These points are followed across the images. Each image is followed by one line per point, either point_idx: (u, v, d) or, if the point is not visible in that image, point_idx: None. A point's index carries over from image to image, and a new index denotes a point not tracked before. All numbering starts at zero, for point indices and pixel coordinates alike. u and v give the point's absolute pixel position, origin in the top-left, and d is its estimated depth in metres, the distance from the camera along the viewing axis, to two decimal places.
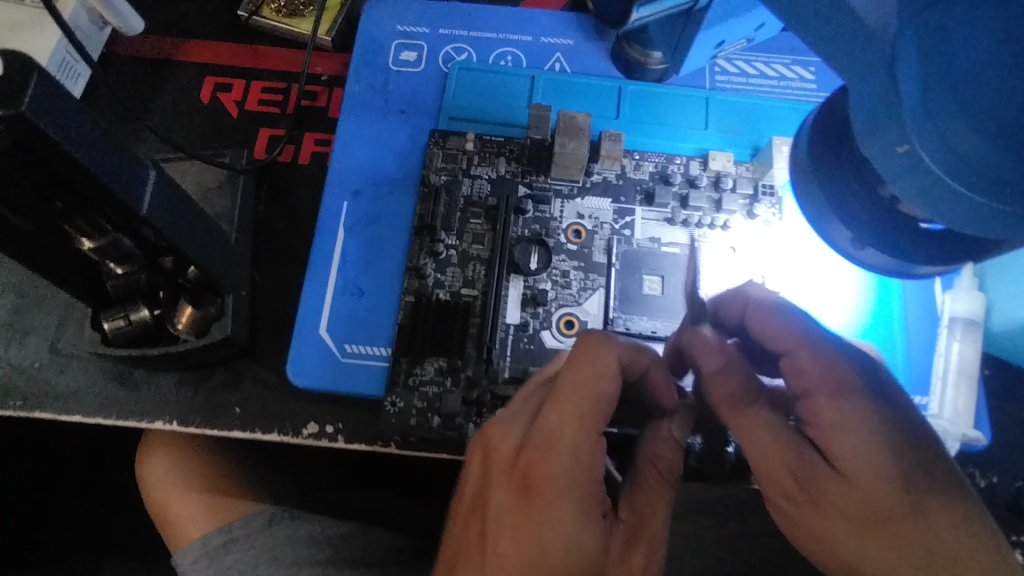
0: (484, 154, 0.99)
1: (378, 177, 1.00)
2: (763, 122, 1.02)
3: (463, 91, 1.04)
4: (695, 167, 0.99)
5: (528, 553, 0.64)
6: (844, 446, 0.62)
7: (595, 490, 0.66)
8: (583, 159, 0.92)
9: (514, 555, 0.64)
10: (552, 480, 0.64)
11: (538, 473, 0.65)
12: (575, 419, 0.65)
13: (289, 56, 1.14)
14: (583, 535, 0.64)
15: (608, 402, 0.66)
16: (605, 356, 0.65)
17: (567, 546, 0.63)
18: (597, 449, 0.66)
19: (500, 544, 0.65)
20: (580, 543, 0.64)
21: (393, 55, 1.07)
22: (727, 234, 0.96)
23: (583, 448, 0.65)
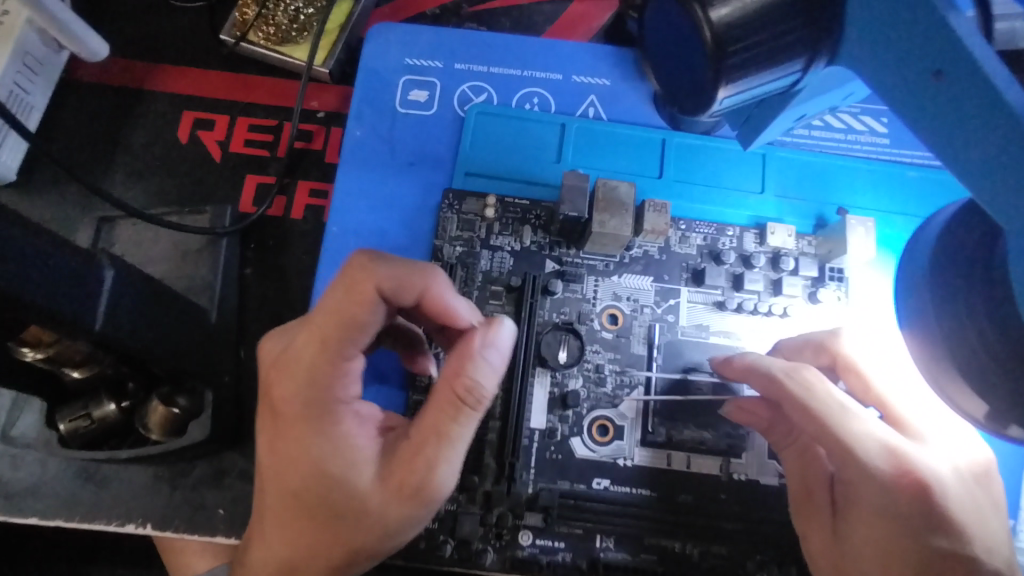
0: (506, 222, 0.84)
1: (382, 244, 0.87)
2: (830, 186, 0.88)
3: (482, 140, 0.90)
4: (751, 241, 0.84)
5: (278, 468, 0.58)
6: (863, 512, 0.60)
7: (343, 410, 0.59)
8: (623, 239, 0.78)
9: (272, 459, 0.58)
10: (311, 399, 0.57)
11: (277, 396, 0.58)
12: (323, 344, 0.57)
13: (281, 88, 0.99)
14: (360, 438, 0.59)
15: (371, 331, 0.58)
16: (365, 283, 0.56)
17: (330, 459, 0.57)
18: (349, 367, 0.58)
19: (260, 458, 0.59)
20: (350, 447, 0.58)
21: (401, 94, 0.93)
22: (787, 324, 0.82)
23: (434, 428, 0.57)
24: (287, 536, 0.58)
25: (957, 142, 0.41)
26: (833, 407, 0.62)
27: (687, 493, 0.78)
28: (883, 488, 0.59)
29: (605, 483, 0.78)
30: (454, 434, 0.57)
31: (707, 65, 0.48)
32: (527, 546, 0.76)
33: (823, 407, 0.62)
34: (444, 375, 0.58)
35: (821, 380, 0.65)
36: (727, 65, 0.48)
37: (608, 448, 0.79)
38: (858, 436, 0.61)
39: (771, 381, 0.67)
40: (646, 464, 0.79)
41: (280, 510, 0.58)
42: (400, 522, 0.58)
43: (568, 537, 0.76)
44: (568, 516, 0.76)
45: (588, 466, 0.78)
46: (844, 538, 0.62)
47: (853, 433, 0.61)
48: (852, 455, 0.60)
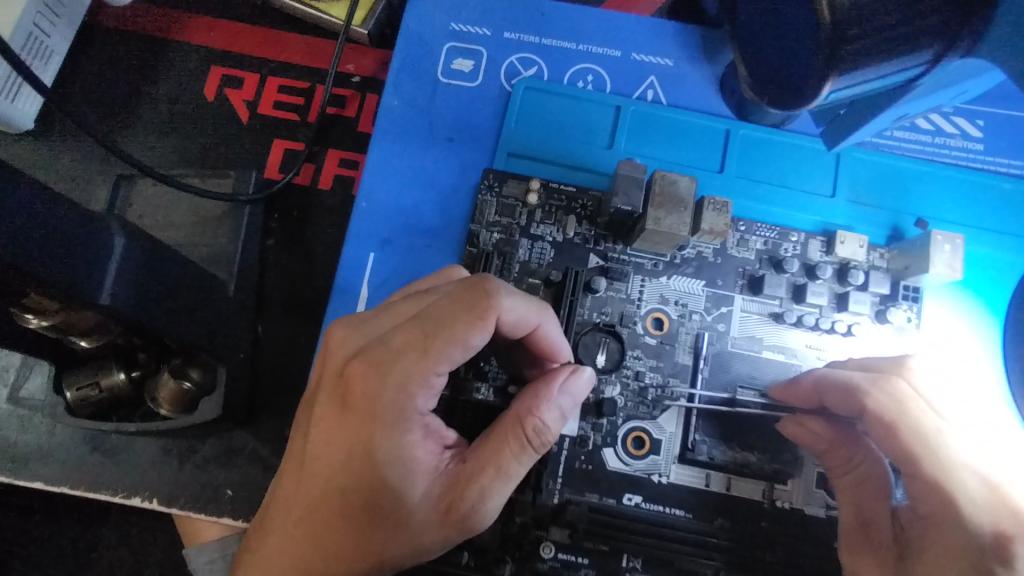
0: (549, 209, 0.78)
1: (413, 223, 0.81)
2: (906, 194, 0.80)
3: (528, 118, 0.82)
4: (815, 250, 0.77)
5: (329, 462, 0.55)
6: (937, 552, 0.54)
7: (416, 421, 0.56)
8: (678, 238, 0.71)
9: (327, 453, 0.55)
10: (389, 402, 0.54)
11: (354, 386, 0.55)
12: (421, 354, 0.54)
13: (316, 48, 0.93)
14: (421, 450, 0.56)
15: (470, 352, 0.55)
16: (485, 307, 0.54)
17: (387, 465, 0.55)
18: (436, 382, 0.55)
19: (313, 444, 0.56)
20: (409, 458, 0.55)
21: (444, 62, 0.85)
22: (850, 343, 0.75)
23: (494, 461, 0.56)
24: (318, 528, 0.55)
25: None
26: (925, 428, 0.57)
27: (725, 519, 0.71)
28: (967, 534, 0.53)
29: (636, 499, 0.71)
30: (513, 471, 0.57)
31: (815, 49, 0.42)
32: (548, 559, 0.70)
33: (911, 427, 0.58)
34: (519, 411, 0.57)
35: (913, 395, 0.60)
36: (841, 54, 0.41)
37: (643, 462, 0.72)
38: (951, 465, 0.55)
39: (849, 391, 0.62)
40: (682, 482, 0.72)
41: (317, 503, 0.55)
42: (435, 545, 0.56)
43: (592, 554, 0.70)
44: (596, 533, 0.69)
45: (619, 479, 0.72)
46: None
47: (945, 462, 0.55)
48: (937, 486, 0.55)
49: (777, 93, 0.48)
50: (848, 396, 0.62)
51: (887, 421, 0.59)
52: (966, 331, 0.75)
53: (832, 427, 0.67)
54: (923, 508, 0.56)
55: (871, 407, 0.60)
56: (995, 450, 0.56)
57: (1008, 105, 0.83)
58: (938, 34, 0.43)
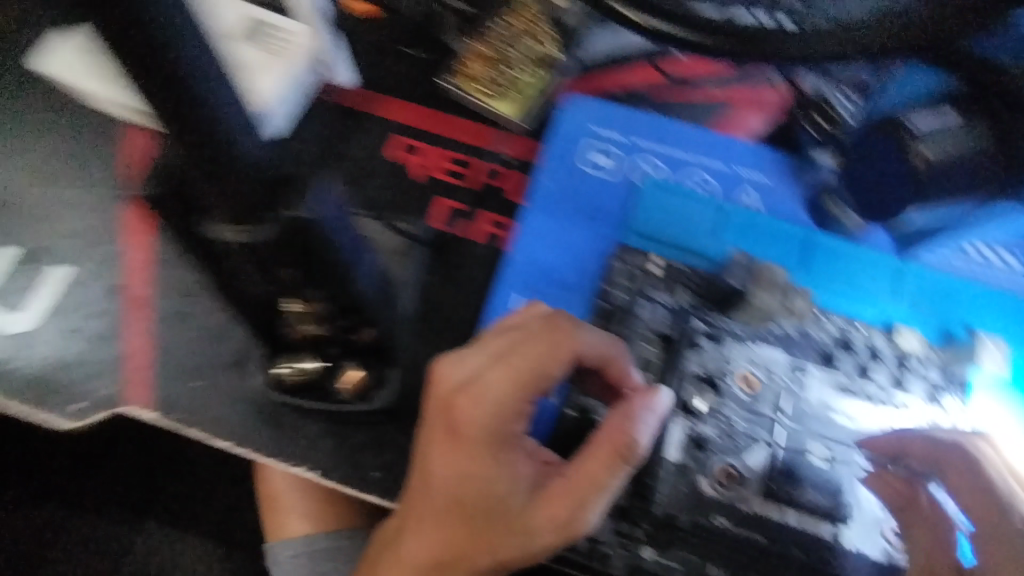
0: (666, 280, 0.98)
1: (555, 278, 1.01)
2: (957, 304, 0.98)
3: (652, 207, 1.04)
4: (879, 339, 0.95)
5: (447, 477, 0.76)
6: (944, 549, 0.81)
7: (515, 441, 0.78)
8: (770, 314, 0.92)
9: (449, 466, 0.76)
10: (495, 428, 0.77)
11: (463, 419, 0.77)
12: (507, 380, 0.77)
13: (480, 131, 1.12)
14: (523, 465, 0.77)
15: (553, 380, 0.79)
16: (558, 335, 0.79)
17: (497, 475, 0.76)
18: (526, 409, 0.78)
19: (434, 463, 0.77)
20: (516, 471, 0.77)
21: (588, 158, 1.09)
22: (908, 418, 0.91)
23: (598, 473, 0.75)
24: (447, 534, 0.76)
25: None
26: None
27: (797, 549, 0.86)
28: None
29: (724, 521, 0.86)
30: (607, 483, 0.75)
31: None
32: (648, 558, 0.86)
33: None
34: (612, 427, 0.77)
35: None
36: None
37: (731, 492, 0.87)
38: None
39: None
40: (763, 513, 0.86)
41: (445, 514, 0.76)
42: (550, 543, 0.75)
43: (684, 561, 0.86)
44: (689, 540, 0.86)
45: (710, 503, 0.87)
46: None
47: None
48: None
49: None
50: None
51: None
52: (1007, 420, 0.91)
53: None
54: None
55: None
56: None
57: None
58: None
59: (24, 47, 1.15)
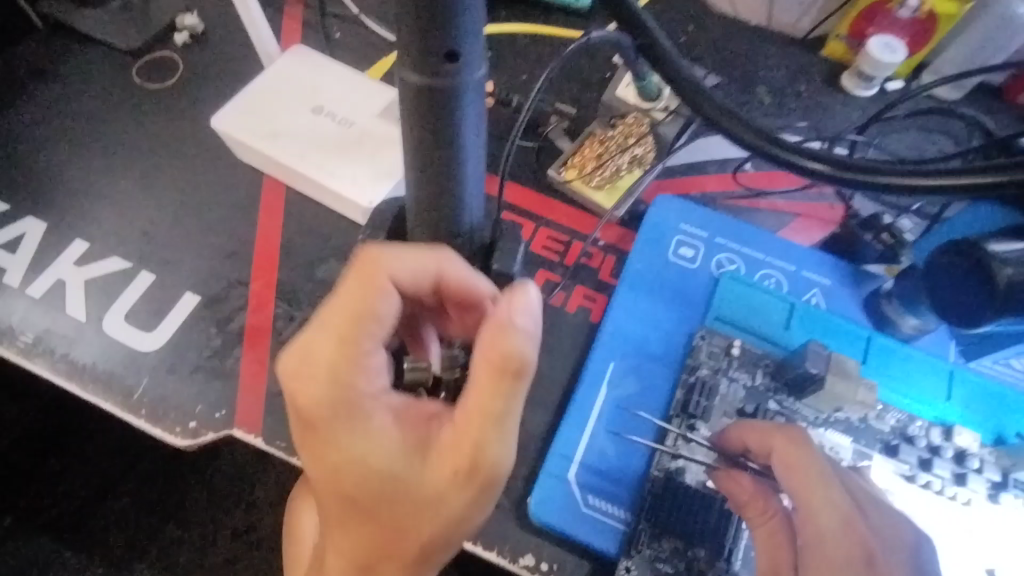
0: (745, 362, 1.10)
1: (643, 349, 1.13)
2: (1002, 410, 1.10)
3: (732, 298, 1.17)
4: (937, 435, 1.05)
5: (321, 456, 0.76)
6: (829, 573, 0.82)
7: (368, 399, 0.77)
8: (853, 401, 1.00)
9: (349, 440, 0.76)
10: (354, 398, 0.77)
11: (304, 397, 0.77)
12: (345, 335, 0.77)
13: (581, 218, 1.32)
14: (383, 424, 0.77)
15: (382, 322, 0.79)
16: (376, 277, 0.78)
17: (369, 456, 0.75)
18: (374, 358, 0.78)
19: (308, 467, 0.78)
20: (371, 437, 0.76)
21: (674, 247, 1.24)
22: (967, 512, 1.00)
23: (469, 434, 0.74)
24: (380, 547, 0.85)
25: None
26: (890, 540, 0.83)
27: None
28: None
29: None
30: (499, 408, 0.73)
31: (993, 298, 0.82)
32: None
33: None
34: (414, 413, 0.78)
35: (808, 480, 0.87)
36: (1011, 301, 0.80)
37: None
38: None
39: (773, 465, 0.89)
40: None
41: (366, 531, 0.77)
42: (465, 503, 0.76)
43: None
44: None
45: None
46: None
47: None
48: None
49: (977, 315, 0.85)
50: (814, 472, 0.87)
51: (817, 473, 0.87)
52: None
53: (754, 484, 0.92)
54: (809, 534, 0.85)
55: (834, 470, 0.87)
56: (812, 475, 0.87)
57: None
58: None
59: (162, 103, 1.33)
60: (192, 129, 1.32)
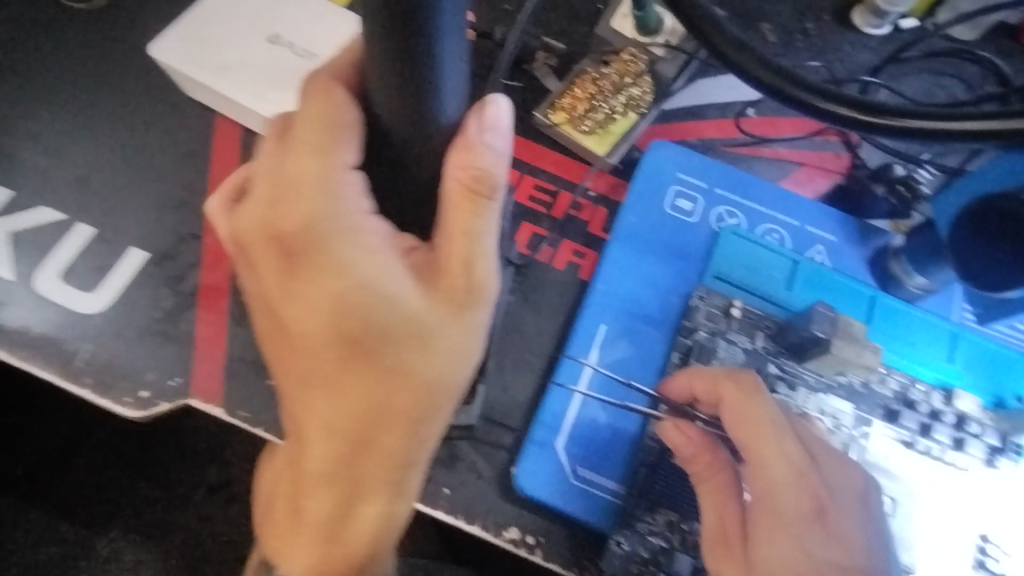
0: (744, 324, 1.03)
1: (637, 310, 1.05)
2: (1013, 374, 1.04)
3: (732, 254, 1.10)
4: (938, 400, 1.01)
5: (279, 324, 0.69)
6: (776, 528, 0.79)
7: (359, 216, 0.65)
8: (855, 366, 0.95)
9: (294, 312, 0.67)
10: (303, 189, 0.64)
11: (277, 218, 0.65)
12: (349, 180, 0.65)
13: (566, 164, 1.21)
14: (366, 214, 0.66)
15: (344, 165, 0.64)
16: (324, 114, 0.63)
17: (345, 271, 0.65)
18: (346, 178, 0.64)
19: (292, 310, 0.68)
20: (347, 250, 0.65)
21: (671, 200, 1.14)
22: (963, 477, 0.96)
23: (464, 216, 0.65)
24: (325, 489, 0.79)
25: None
26: (838, 483, 0.82)
27: None
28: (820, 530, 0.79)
29: None
30: (473, 224, 0.66)
31: None
32: None
33: None
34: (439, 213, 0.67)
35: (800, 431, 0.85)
36: None
37: None
38: None
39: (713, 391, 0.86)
40: None
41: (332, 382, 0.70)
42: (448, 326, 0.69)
43: None
44: None
45: None
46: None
47: None
48: None
49: None
50: (756, 417, 0.82)
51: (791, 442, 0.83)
52: None
53: (703, 436, 0.86)
54: (759, 497, 0.80)
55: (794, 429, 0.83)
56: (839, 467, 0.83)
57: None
58: None
59: (125, 48, 1.16)
60: (129, 59, 1.16)
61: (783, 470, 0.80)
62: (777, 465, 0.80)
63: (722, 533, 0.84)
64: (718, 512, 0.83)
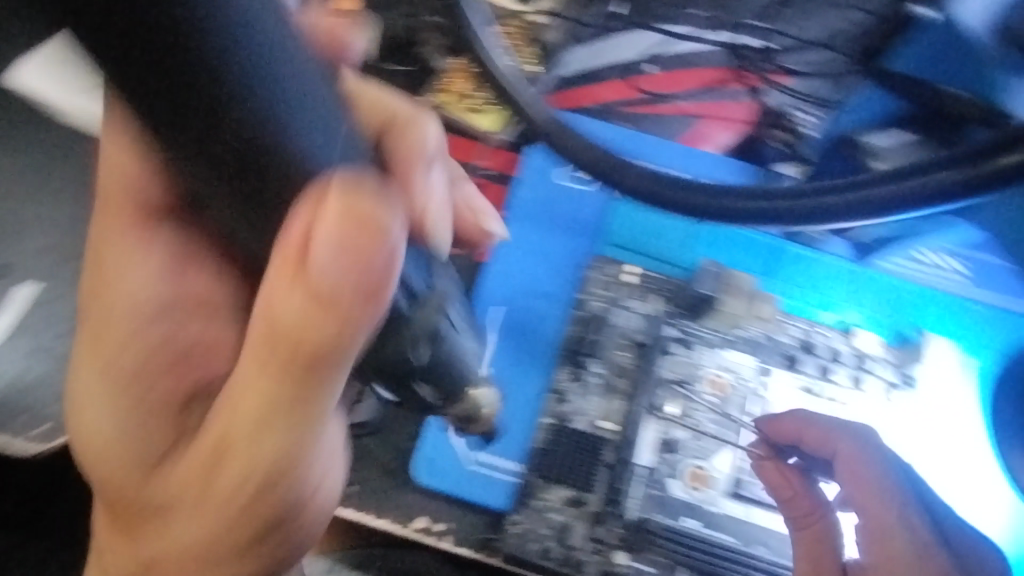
0: (640, 289, 1.02)
1: (534, 288, 1.04)
2: (920, 310, 1.02)
3: (627, 219, 1.07)
4: (839, 342, 1.01)
5: (103, 360, 0.64)
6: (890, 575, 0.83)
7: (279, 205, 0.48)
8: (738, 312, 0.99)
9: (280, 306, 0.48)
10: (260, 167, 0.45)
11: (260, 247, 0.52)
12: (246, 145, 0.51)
13: (460, 145, 1.16)
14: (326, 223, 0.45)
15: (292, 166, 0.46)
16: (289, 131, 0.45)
17: (317, 257, 0.46)
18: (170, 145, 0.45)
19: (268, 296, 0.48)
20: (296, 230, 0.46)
21: (565, 171, 1.13)
22: (862, 414, 0.98)
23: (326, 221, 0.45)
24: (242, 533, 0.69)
25: None
26: (852, 450, 0.89)
27: (761, 545, 0.91)
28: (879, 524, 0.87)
29: (693, 522, 0.91)
30: (369, 243, 0.45)
31: None
32: (621, 564, 0.88)
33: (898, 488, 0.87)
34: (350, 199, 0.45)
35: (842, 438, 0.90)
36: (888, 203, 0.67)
37: (700, 493, 0.92)
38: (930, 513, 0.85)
39: (811, 429, 0.91)
40: (729, 514, 0.92)
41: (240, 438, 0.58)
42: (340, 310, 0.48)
43: (656, 564, 0.89)
44: (659, 542, 0.89)
45: (682, 506, 0.91)
46: None
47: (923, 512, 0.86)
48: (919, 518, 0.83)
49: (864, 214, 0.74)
50: (824, 432, 0.91)
51: (851, 469, 0.89)
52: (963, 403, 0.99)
53: (797, 481, 0.91)
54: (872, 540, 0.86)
55: (841, 449, 0.89)
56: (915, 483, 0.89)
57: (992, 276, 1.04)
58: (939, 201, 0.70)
59: None
60: None
61: (886, 488, 0.87)
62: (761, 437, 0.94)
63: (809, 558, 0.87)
64: (810, 556, 0.87)
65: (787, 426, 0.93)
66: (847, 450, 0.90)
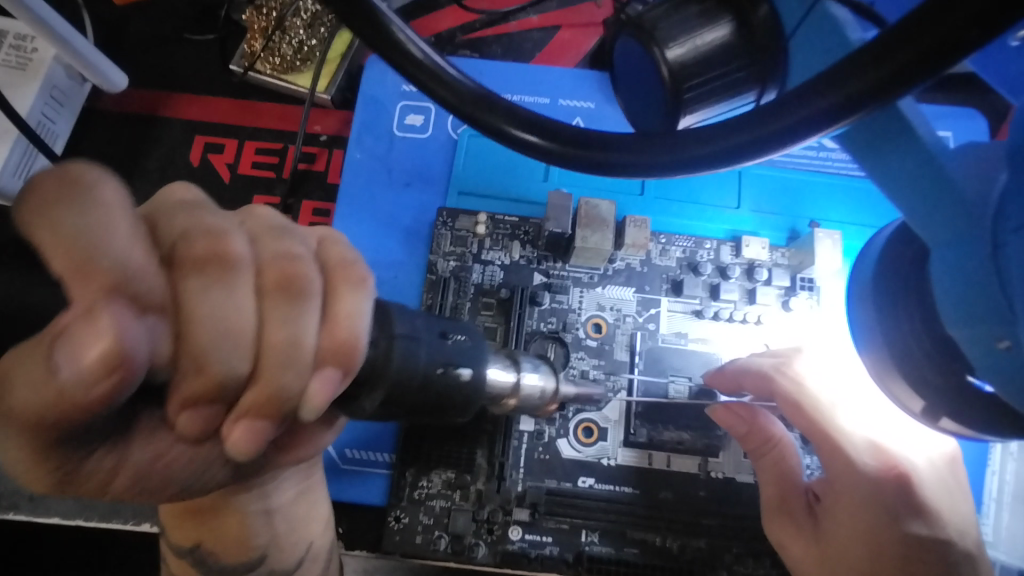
0: (497, 237, 0.91)
1: (382, 259, 0.92)
2: (802, 200, 0.95)
3: (475, 161, 0.97)
4: (727, 253, 0.90)
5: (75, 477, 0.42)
6: (847, 507, 0.69)
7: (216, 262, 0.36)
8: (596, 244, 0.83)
9: (213, 311, 0.35)
10: (258, 315, 0.38)
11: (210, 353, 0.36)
12: (50, 221, 0.30)
13: (286, 113, 1.06)
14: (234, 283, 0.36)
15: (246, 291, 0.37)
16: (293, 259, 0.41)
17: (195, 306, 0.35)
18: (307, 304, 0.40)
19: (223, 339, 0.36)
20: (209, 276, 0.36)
21: (399, 119, 0.99)
22: (760, 330, 0.87)
23: (234, 300, 0.36)
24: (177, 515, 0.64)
25: (924, 186, 0.46)
26: (823, 403, 0.72)
27: (668, 490, 0.82)
28: (864, 480, 0.68)
29: (589, 481, 0.82)
30: (283, 318, 0.39)
31: (662, 89, 0.56)
32: (516, 540, 0.80)
33: (815, 404, 0.72)
34: (255, 242, 0.41)
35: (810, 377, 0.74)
36: (682, 90, 0.55)
37: (593, 448, 0.83)
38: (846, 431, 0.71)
39: (763, 378, 0.76)
40: (629, 463, 0.83)
41: (185, 473, 0.47)
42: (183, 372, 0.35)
43: (554, 532, 0.80)
44: (552, 511, 0.80)
45: (574, 465, 0.83)
46: (821, 536, 0.70)
47: (840, 425, 0.71)
48: (832, 441, 0.71)
49: (664, 114, 0.58)
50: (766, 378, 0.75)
51: (797, 402, 0.73)
52: None
53: (747, 418, 0.78)
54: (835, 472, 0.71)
55: (785, 388, 0.74)
56: (890, 426, 0.71)
57: (963, 118, 0.89)
58: (750, 82, 0.56)
59: None
60: None
61: (852, 412, 0.72)
62: (721, 384, 0.81)
63: (770, 500, 0.75)
64: (777, 478, 0.76)
65: (737, 372, 0.79)
66: (833, 392, 0.74)
